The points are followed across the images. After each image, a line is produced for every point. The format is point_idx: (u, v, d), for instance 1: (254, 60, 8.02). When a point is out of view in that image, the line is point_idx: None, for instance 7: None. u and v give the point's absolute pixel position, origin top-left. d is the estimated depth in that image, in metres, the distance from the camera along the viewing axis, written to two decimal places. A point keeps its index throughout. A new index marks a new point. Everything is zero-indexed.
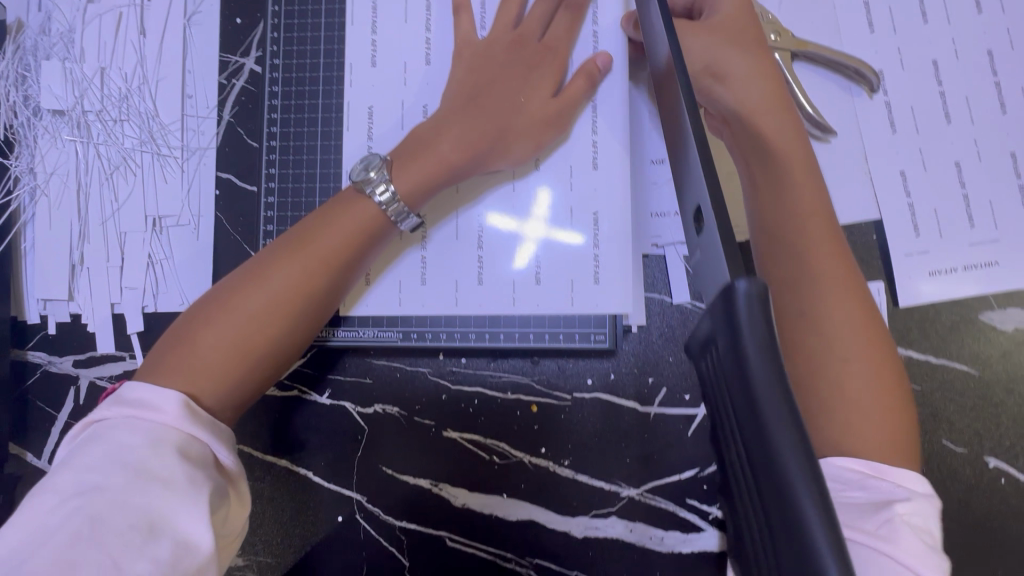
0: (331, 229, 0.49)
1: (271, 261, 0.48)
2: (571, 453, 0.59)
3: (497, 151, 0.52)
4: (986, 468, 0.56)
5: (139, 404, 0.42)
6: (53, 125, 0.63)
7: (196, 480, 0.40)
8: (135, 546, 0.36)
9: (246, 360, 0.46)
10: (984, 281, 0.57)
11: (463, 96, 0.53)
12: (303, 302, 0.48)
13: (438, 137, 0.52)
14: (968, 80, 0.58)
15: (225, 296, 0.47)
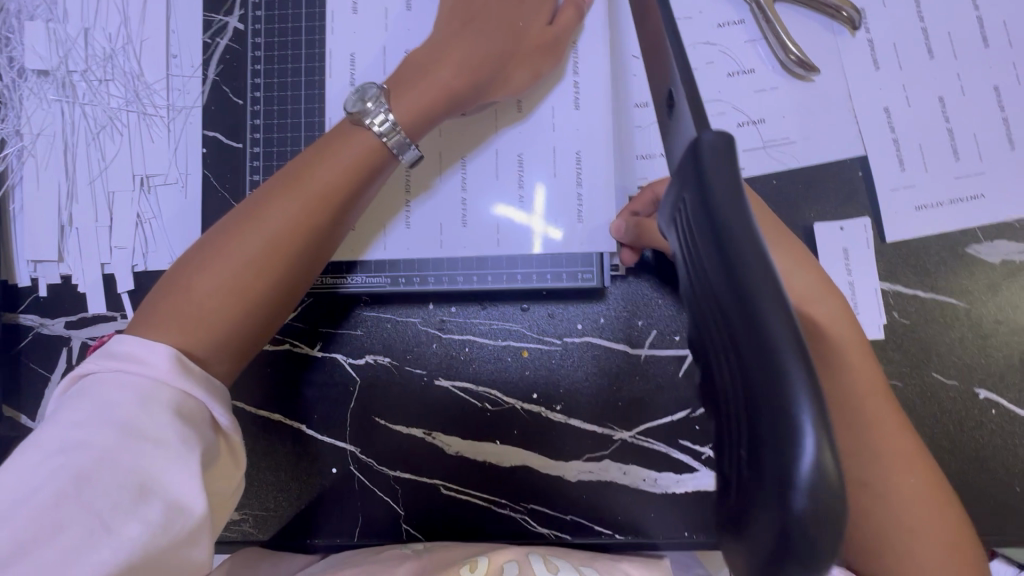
0: (325, 165, 0.48)
1: (266, 200, 0.46)
2: (562, 397, 0.59)
3: (497, 79, 0.53)
4: (976, 399, 0.56)
5: (128, 358, 0.39)
6: (38, 86, 0.63)
7: (189, 443, 0.37)
8: (124, 508, 0.34)
9: (246, 301, 0.43)
10: (970, 213, 0.57)
11: (456, 23, 0.54)
12: (304, 239, 0.46)
13: (435, 64, 0.52)
14: (951, 14, 0.58)
15: (217, 241, 0.44)
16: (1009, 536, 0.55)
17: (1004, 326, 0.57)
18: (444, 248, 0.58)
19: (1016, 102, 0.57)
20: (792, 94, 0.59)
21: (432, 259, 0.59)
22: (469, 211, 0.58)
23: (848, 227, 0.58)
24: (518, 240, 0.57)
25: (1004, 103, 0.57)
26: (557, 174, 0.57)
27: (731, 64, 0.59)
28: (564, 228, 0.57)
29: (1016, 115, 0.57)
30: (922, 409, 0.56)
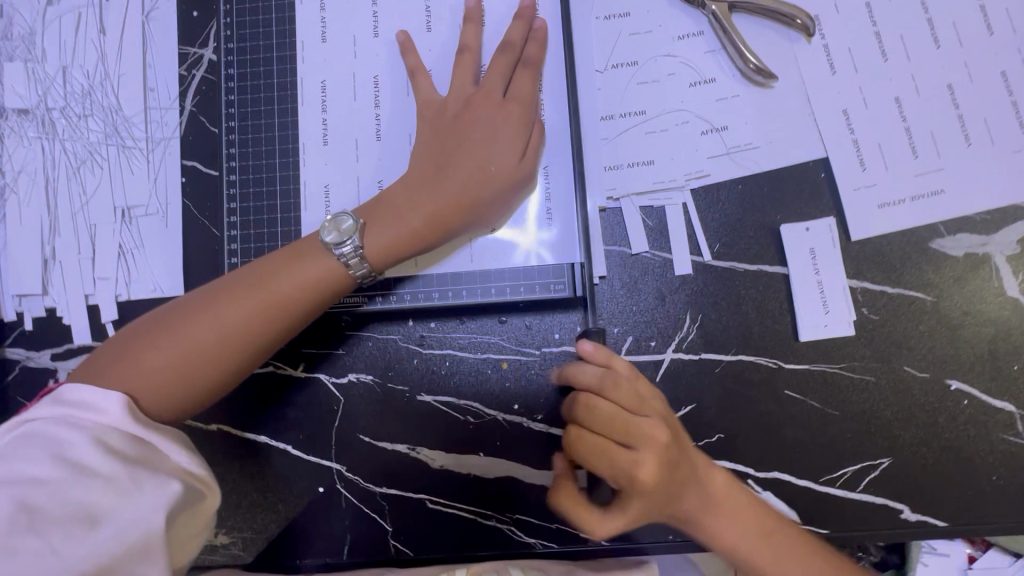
0: (293, 269, 0.51)
1: (230, 293, 0.50)
2: (543, 407, 0.60)
3: (471, 218, 0.55)
4: (948, 390, 0.57)
5: (79, 405, 0.42)
6: (19, 124, 0.64)
7: (140, 476, 0.40)
8: (75, 537, 0.37)
9: (190, 389, 0.47)
10: (931, 209, 0.58)
11: (432, 163, 0.55)
12: (262, 341, 0.50)
13: (409, 209, 0.54)
14: (902, 18, 0.60)
15: (180, 319, 0.48)
16: (988, 525, 0.56)
17: (972, 317, 0.58)
18: (421, 265, 0.60)
19: (969, 99, 0.59)
20: (752, 101, 0.60)
21: (408, 277, 0.60)
22: None
23: (813, 228, 0.59)
24: (493, 254, 0.59)
25: (959, 101, 0.59)
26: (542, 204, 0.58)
27: (691, 75, 0.61)
28: (535, 239, 0.58)
29: (970, 112, 0.59)
30: (895, 402, 0.57)
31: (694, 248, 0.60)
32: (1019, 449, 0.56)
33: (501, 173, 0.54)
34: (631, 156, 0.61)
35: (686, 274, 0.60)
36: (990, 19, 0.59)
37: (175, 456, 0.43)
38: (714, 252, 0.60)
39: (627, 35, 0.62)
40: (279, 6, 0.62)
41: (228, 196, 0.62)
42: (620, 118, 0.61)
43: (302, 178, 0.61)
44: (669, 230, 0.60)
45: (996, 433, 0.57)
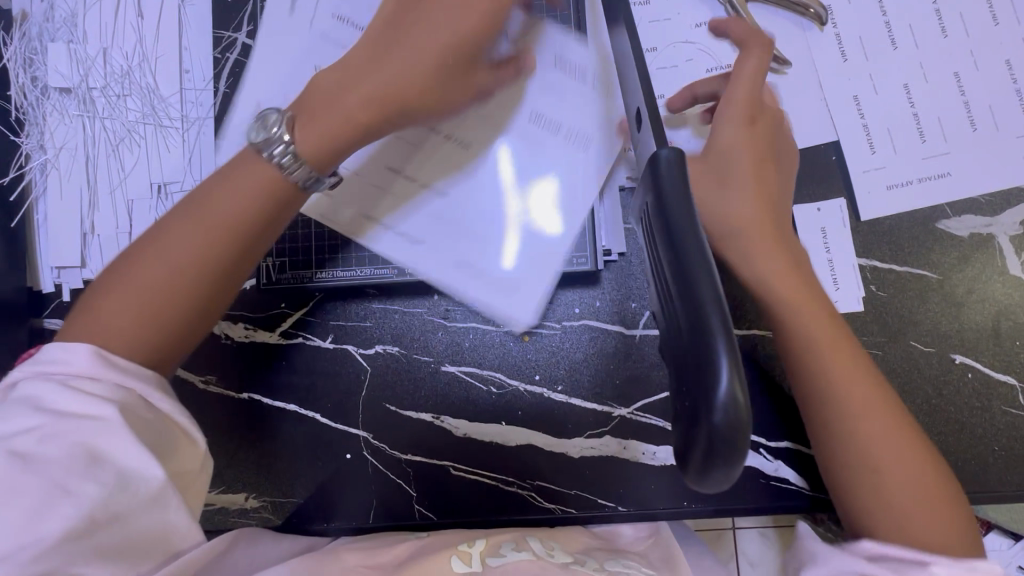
0: (232, 185, 0.50)
1: (172, 226, 0.49)
2: (563, 378, 0.63)
3: (423, 105, 0.55)
4: (953, 365, 0.60)
5: (50, 361, 0.43)
6: (60, 103, 0.67)
7: (123, 418, 0.41)
8: (80, 472, 0.39)
9: (162, 322, 0.47)
10: (938, 191, 0.61)
11: (372, 55, 0.55)
12: (213, 261, 0.49)
13: (341, 97, 0.53)
14: (911, 8, 0.63)
15: (132, 262, 0.48)
16: (991, 493, 0.58)
17: (976, 295, 0.60)
18: (450, 240, 0.63)
19: (975, 86, 0.61)
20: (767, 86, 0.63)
21: (436, 251, 0.63)
22: (473, 203, 0.62)
23: (825, 208, 0.61)
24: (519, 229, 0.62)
25: (964, 88, 0.61)
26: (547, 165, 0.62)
27: (710, 60, 0.63)
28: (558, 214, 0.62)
29: (976, 98, 0.61)
30: (902, 375, 0.60)
31: None
32: (1019, 421, 0.59)
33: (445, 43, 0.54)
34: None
35: None
36: (995, 10, 0.62)
37: (154, 397, 0.45)
38: None
39: (647, 23, 0.65)
40: None
41: None
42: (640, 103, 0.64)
43: None
44: None
45: (998, 406, 0.59)
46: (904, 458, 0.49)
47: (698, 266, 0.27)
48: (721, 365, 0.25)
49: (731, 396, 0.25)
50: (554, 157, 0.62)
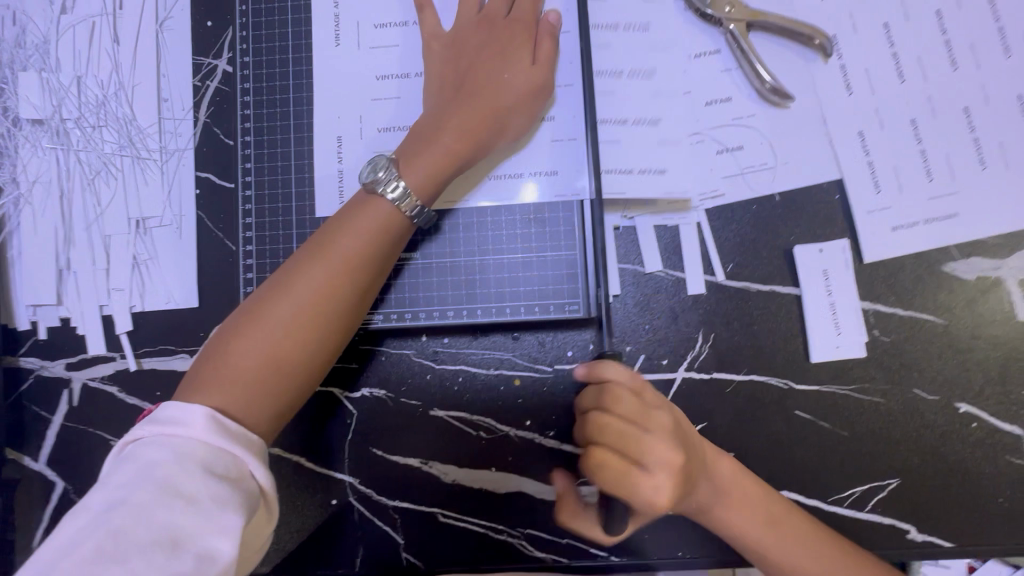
0: (347, 231, 0.52)
1: (299, 268, 0.51)
2: (555, 424, 0.61)
3: (498, 130, 0.56)
4: (957, 413, 0.58)
5: (176, 422, 0.44)
6: (33, 134, 0.64)
7: (220, 500, 0.41)
8: (160, 561, 0.38)
9: (286, 370, 0.49)
10: (945, 232, 0.58)
11: (450, 86, 0.57)
12: (339, 306, 0.51)
13: (438, 130, 0.55)
14: (919, 40, 0.60)
15: (258, 305, 0.50)
16: (993, 546, 0.57)
17: (982, 341, 0.58)
18: (439, 282, 0.60)
19: (987, 124, 0.59)
20: (769, 121, 0.60)
21: (424, 294, 0.61)
22: (462, 244, 0.60)
23: (827, 249, 0.59)
24: (510, 271, 0.60)
25: (974, 124, 0.59)
26: (560, 182, 0.59)
27: (708, 93, 0.61)
28: (549, 257, 0.60)
29: (986, 135, 0.59)
30: (904, 424, 0.58)
31: (708, 267, 0.60)
32: None
33: (518, 82, 0.56)
34: (645, 162, 0.60)
35: (699, 293, 0.60)
36: (1008, 42, 0.59)
37: (253, 467, 0.45)
38: (727, 273, 0.60)
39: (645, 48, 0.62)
40: (295, 17, 0.62)
41: (242, 209, 0.62)
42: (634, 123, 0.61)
43: (315, 194, 0.61)
44: (682, 249, 0.61)
45: (1002, 455, 0.57)
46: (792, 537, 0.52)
47: None
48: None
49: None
50: (563, 160, 0.59)
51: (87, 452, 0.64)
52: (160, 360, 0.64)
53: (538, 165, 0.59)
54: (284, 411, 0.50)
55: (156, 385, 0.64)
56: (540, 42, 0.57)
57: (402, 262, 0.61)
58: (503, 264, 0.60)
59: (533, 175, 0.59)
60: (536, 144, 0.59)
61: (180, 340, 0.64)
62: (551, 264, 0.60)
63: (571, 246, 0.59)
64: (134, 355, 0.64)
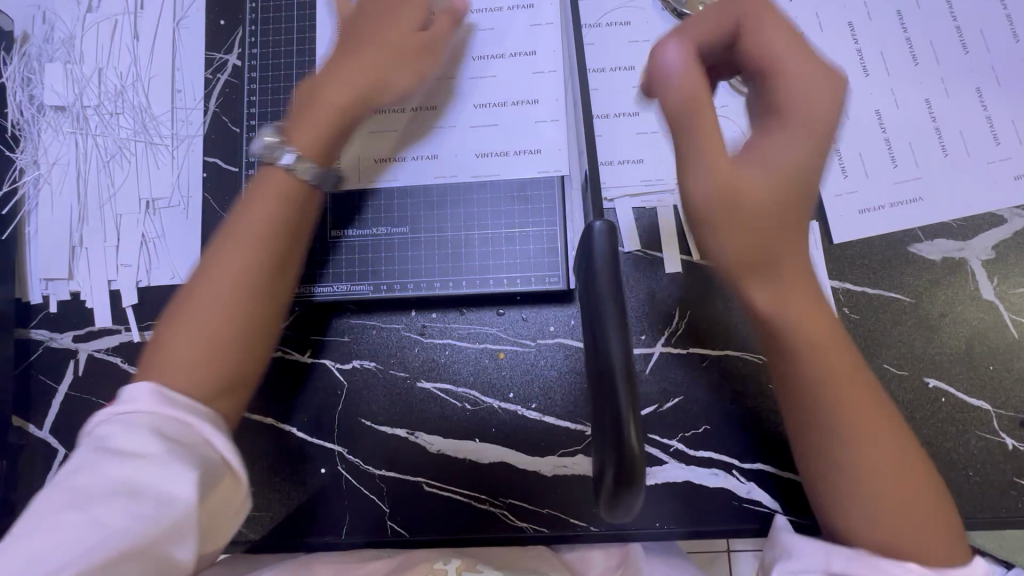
0: (252, 204, 0.50)
1: (215, 246, 0.49)
2: (536, 395, 0.63)
3: (377, 86, 0.54)
4: (926, 389, 0.59)
5: (126, 398, 0.44)
6: (55, 120, 0.69)
7: (177, 460, 0.41)
8: (121, 511, 0.39)
9: (223, 354, 0.47)
10: (910, 215, 0.61)
11: (340, 52, 0.56)
12: (264, 273, 0.49)
13: (321, 90, 0.54)
14: (881, 36, 0.64)
15: (188, 293, 0.48)
16: (966, 520, 0.58)
17: (949, 319, 0.60)
18: (427, 256, 0.64)
19: (947, 113, 0.62)
20: (741, 110, 0.64)
21: (412, 269, 0.64)
22: (449, 220, 0.64)
23: None
24: (494, 247, 0.63)
25: (935, 114, 0.62)
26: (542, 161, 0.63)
27: None
28: (532, 234, 0.63)
29: (947, 124, 0.62)
30: None
31: (684, 247, 0.63)
32: (993, 445, 0.58)
33: (483, 86, 0.61)
34: (626, 154, 0.64)
35: (675, 272, 0.63)
36: (965, 38, 0.63)
37: (208, 428, 0.44)
38: (703, 252, 0.63)
39: (626, 42, 0.66)
40: (300, 15, 0.68)
41: (246, 189, 0.66)
42: (616, 117, 0.65)
43: None
44: (659, 230, 0.64)
45: (972, 430, 0.59)
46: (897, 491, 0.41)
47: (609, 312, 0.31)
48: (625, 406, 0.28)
49: (629, 431, 0.28)
50: (545, 143, 0.63)
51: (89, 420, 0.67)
52: None
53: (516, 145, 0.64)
54: (240, 389, 0.49)
55: None
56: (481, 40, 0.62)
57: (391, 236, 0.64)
58: (488, 240, 0.63)
59: (516, 154, 0.63)
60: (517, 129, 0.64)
61: None
62: (533, 240, 0.63)
63: (552, 222, 0.63)
64: (138, 328, 0.67)
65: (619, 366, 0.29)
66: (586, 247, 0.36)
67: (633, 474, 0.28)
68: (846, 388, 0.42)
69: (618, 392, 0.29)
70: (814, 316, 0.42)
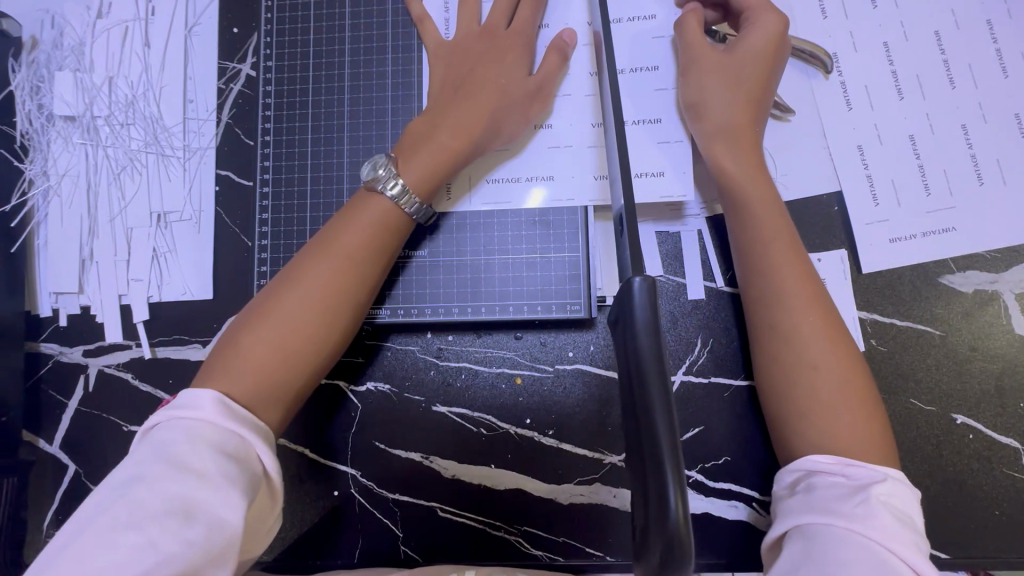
0: (351, 226, 0.55)
1: (307, 261, 0.54)
2: (554, 422, 0.62)
3: (492, 131, 0.58)
4: (954, 424, 0.58)
5: (188, 405, 0.46)
6: (64, 130, 0.68)
7: (231, 476, 0.43)
8: (173, 530, 0.39)
9: (292, 363, 0.51)
10: (943, 245, 0.60)
11: (449, 88, 0.59)
12: (347, 298, 0.53)
13: (435, 128, 0.57)
14: (918, 58, 0.62)
15: (274, 297, 0.52)
16: (992, 559, 0.56)
17: (979, 353, 0.59)
18: (445, 280, 0.62)
19: (984, 141, 0.60)
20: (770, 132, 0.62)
21: (429, 292, 0.62)
22: (468, 242, 0.62)
23: (825, 259, 0.61)
24: (514, 272, 0.62)
25: (972, 141, 0.60)
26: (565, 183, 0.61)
27: None
28: (553, 259, 0.61)
29: (983, 152, 0.60)
30: (901, 434, 0.58)
31: (708, 274, 0.62)
32: (1021, 484, 0.57)
33: (514, 91, 0.59)
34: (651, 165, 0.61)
35: (698, 299, 0.62)
36: (1006, 62, 0.61)
37: (260, 450, 0.47)
38: (727, 279, 0.62)
39: (656, 41, 0.63)
40: (317, 27, 0.66)
41: (259, 206, 0.65)
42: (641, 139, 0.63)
43: (330, 194, 0.64)
44: (682, 255, 0.62)
45: (999, 468, 0.57)
46: (858, 429, 0.49)
47: (654, 380, 0.29)
48: (669, 487, 0.27)
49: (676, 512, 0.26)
50: (567, 164, 0.61)
51: (99, 437, 0.66)
52: (175, 349, 0.66)
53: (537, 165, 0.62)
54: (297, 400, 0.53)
55: (169, 374, 0.66)
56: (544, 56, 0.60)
57: (408, 260, 0.63)
58: (509, 265, 0.62)
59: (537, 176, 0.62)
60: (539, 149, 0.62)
61: (194, 330, 0.66)
62: (554, 266, 0.61)
63: (573, 247, 0.61)
64: (149, 344, 0.66)
65: (665, 443, 0.28)
66: (624, 304, 0.34)
67: (684, 555, 0.26)
68: (795, 317, 0.52)
69: (666, 469, 0.27)
70: (788, 249, 0.54)
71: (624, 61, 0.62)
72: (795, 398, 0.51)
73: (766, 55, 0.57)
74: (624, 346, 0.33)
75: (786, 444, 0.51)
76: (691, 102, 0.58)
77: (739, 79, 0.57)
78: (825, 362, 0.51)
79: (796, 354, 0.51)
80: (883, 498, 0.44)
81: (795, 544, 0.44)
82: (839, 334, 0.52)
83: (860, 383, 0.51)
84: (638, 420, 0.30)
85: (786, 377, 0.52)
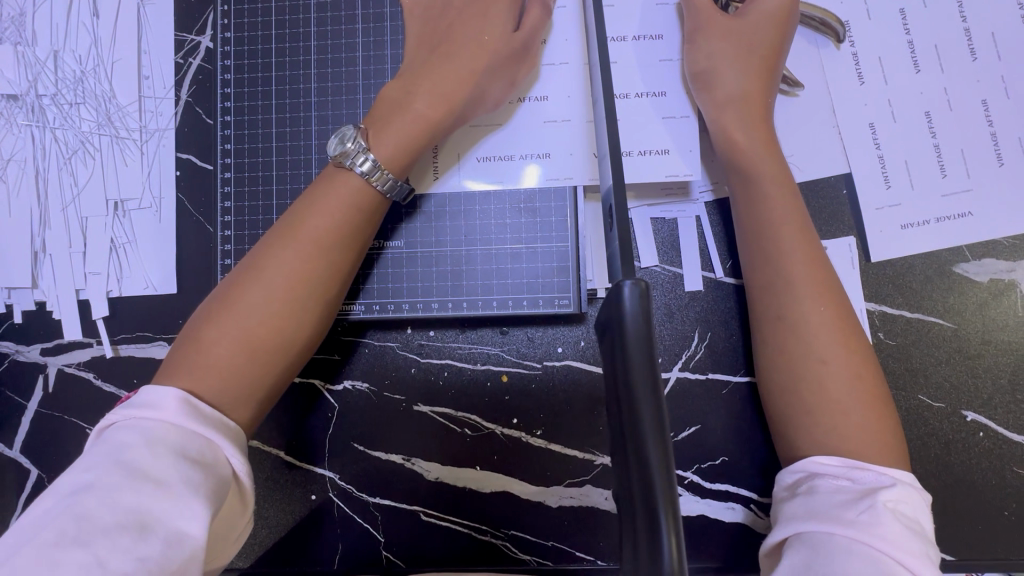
0: (320, 209, 0.50)
1: (271, 248, 0.49)
2: (542, 423, 0.58)
3: (474, 98, 0.53)
4: (964, 422, 0.55)
5: (144, 406, 0.42)
6: (8, 110, 0.62)
7: (194, 484, 0.39)
8: (124, 546, 0.35)
9: (258, 360, 0.47)
10: (958, 232, 0.56)
11: (426, 52, 0.54)
12: (317, 287, 0.49)
13: (410, 96, 0.52)
14: (937, 26, 0.57)
15: (235, 288, 0.48)
16: (998, 561, 0.54)
17: (993, 346, 0.55)
18: (424, 272, 0.58)
19: (1006, 117, 0.56)
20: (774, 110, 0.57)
21: (407, 286, 0.58)
22: (449, 231, 0.58)
23: (832, 247, 0.56)
24: (498, 263, 0.58)
25: (993, 118, 0.56)
26: (553, 166, 0.57)
27: None
28: (540, 249, 0.57)
29: (1004, 129, 0.56)
30: (909, 432, 0.55)
31: (706, 263, 0.58)
32: None
33: (496, 48, 0.53)
34: (646, 143, 0.56)
35: (696, 291, 0.58)
36: None
37: (229, 453, 0.43)
38: (727, 269, 0.58)
39: (652, 5, 0.57)
40: None
41: (222, 193, 0.60)
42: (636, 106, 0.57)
43: (299, 179, 0.59)
44: (679, 244, 0.58)
45: (1010, 467, 0.54)
46: (867, 424, 0.45)
47: (646, 406, 0.27)
48: (661, 529, 0.25)
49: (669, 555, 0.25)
50: (557, 145, 0.57)
51: (61, 440, 0.62)
52: (138, 347, 0.62)
53: (523, 146, 0.57)
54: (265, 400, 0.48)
55: (133, 373, 0.62)
56: (526, 12, 0.54)
57: (383, 250, 0.58)
58: (492, 256, 0.58)
59: (523, 158, 0.57)
60: (526, 129, 0.57)
61: (158, 326, 0.62)
62: (541, 256, 0.57)
63: (563, 236, 0.57)
64: (110, 342, 0.62)
65: (658, 478, 0.26)
66: (612, 315, 0.31)
67: None
68: (801, 306, 0.48)
69: (658, 508, 0.25)
70: (798, 230, 0.50)
71: (618, 30, 0.57)
72: (800, 394, 0.47)
73: (778, 22, 0.52)
74: (615, 363, 0.30)
75: (785, 443, 0.48)
76: (699, 71, 0.53)
77: (749, 46, 0.52)
78: (835, 355, 0.47)
79: (808, 349, 0.48)
80: (892, 505, 0.40)
81: (796, 553, 0.40)
82: (852, 327, 0.48)
83: (872, 376, 0.47)
84: (628, 448, 0.28)
85: (793, 370, 0.48)
